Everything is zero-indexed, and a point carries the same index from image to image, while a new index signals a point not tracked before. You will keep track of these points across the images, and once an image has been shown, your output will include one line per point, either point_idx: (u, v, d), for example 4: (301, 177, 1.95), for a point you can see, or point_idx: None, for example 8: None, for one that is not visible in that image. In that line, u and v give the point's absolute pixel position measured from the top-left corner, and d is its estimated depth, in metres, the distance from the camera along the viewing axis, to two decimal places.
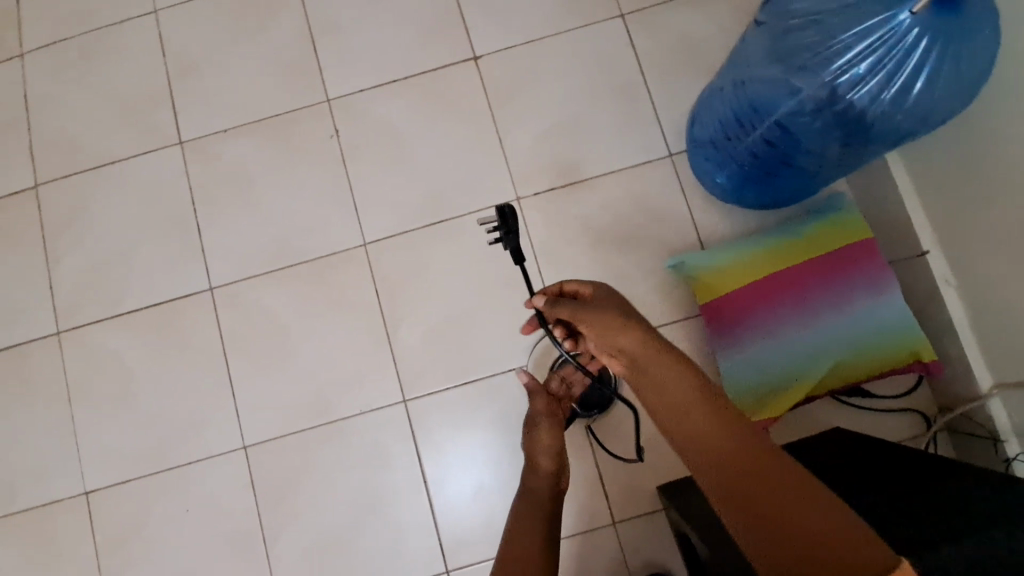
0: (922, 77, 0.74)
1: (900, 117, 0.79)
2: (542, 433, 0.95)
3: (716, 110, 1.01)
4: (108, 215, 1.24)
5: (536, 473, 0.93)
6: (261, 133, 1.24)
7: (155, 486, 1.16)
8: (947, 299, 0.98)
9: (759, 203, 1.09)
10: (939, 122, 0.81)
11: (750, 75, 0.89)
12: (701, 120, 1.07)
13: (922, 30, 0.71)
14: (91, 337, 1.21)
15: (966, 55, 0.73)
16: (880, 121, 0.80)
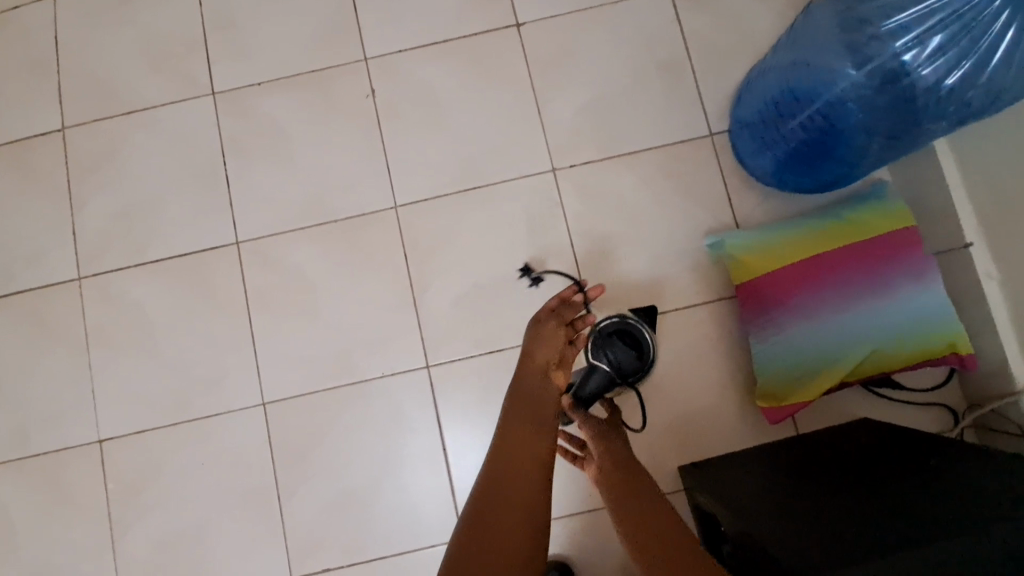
0: (997, 54, 0.75)
1: (968, 96, 0.80)
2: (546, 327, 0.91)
3: (771, 86, 1.02)
4: (137, 163, 1.22)
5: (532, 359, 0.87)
6: (296, 89, 1.22)
7: (172, 437, 1.15)
8: (988, 292, 0.97)
9: (808, 188, 1.09)
10: (1009, 103, 0.81)
11: (814, 46, 0.91)
12: (750, 97, 1.08)
13: (1002, 4, 0.71)
14: (113, 284, 1.20)
15: None
16: (947, 98, 0.81)
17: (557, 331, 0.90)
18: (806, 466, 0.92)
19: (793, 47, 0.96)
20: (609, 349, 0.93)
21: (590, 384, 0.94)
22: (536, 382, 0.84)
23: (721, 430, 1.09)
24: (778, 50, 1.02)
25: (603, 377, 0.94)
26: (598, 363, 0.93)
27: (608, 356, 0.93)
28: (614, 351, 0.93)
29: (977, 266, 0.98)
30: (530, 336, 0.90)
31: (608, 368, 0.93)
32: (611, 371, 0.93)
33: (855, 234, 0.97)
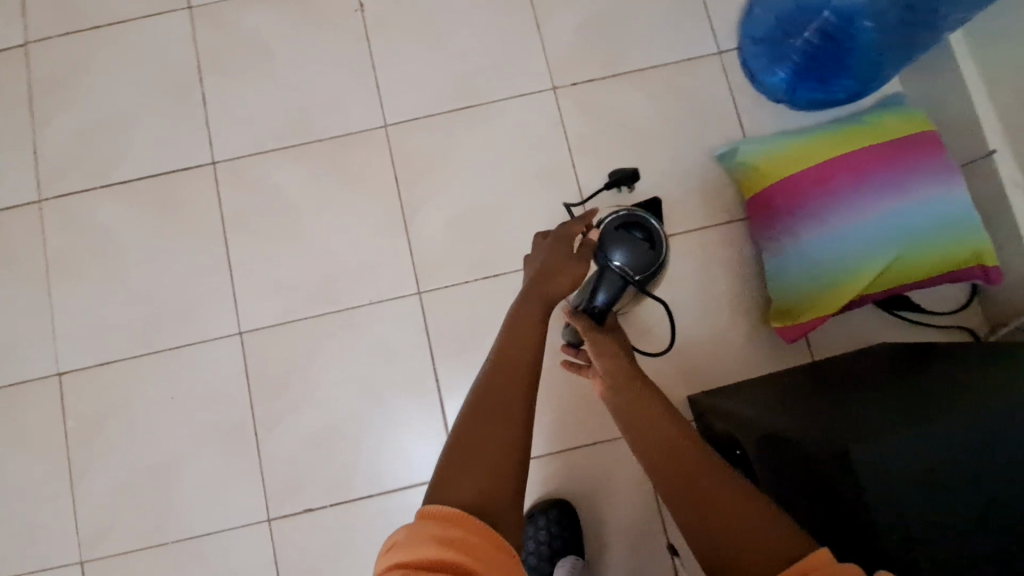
0: None
1: None
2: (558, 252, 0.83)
3: (780, 0, 1.00)
4: (105, 78, 1.13)
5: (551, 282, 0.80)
6: (281, 2, 1.14)
7: (140, 370, 1.06)
8: (1014, 203, 0.92)
9: (827, 104, 1.04)
10: None
11: None
12: (758, 12, 1.04)
13: None
14: (76, 207, 1.10)
15: None
16: None
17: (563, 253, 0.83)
18: (826, 380, 0.86)
19: None
20: (619, 247, 0.84)
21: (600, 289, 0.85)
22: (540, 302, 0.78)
23: (731, 357, 1.03)
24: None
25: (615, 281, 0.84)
26: (609, 265, 0.84)
27: (619, 255, 0.84)
28: (625, 250, 0.83)
29: (1002, 176, 0.93)
30: (541, 262, 0.83)
31: (621, 269, 0.84)
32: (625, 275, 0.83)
33: (876, 136, 0.92)
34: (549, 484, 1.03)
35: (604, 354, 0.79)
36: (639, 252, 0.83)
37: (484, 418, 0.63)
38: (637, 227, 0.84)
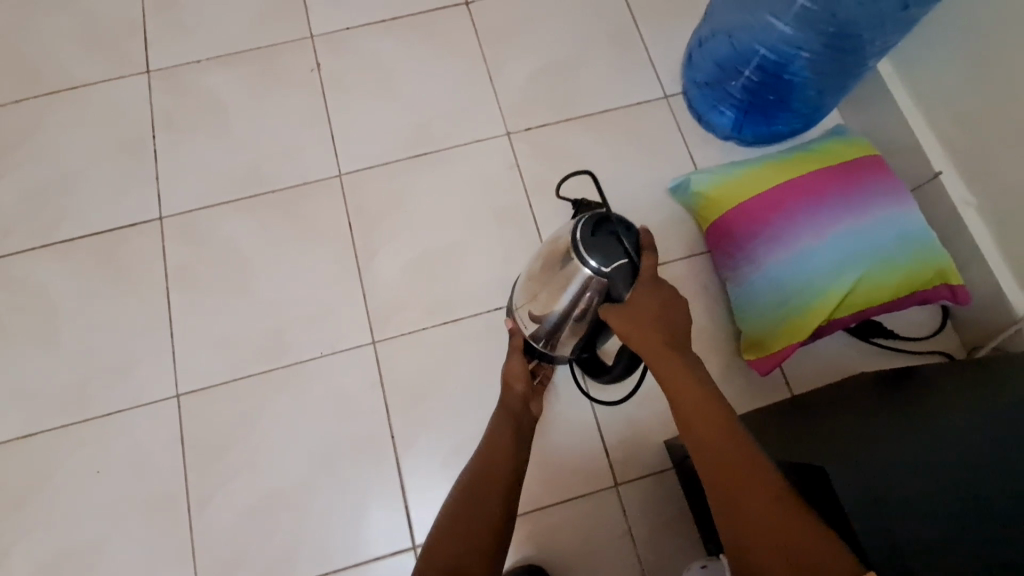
0: None
1: None
2: (514, 360, 0.83)
3: (709, 57, 1.05)
4: (55, 140, 1.13)
5: (511, 393, 0.81)
6: (239, 64, 1.17)
7: (64, 441, 0.97)
8: (968, 219, 0.92)
9: (778, 135, 1.09)
10: None
11: (732, 18, 0.98)
12: (692, 68, 1.10)
13: None
14: (10, 269, 1.05)
15: None
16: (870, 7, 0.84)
17: (519, 364, 0.83)
18: (796, 411, 0.81)
19: (712, 22, 1.03)
20: (612, 243, 0.67)
21: (620, 288, 0.68)
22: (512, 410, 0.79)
23: None
24: (711, 13, 1.03)
25: (629, 272, 0.67)
26: (610, 266, 0.66)
27: (615, 250, 0.67)
28: (621, 234, 0.67)
29: (952, 195, 0.93)
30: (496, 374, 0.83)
31: (627, 259, 0.67)
32: (632, 260, 0.67)
33: (817, 162, 0.94)
34: (522, 550, 0.93)
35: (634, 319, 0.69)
36: (632, 233, 0.68)
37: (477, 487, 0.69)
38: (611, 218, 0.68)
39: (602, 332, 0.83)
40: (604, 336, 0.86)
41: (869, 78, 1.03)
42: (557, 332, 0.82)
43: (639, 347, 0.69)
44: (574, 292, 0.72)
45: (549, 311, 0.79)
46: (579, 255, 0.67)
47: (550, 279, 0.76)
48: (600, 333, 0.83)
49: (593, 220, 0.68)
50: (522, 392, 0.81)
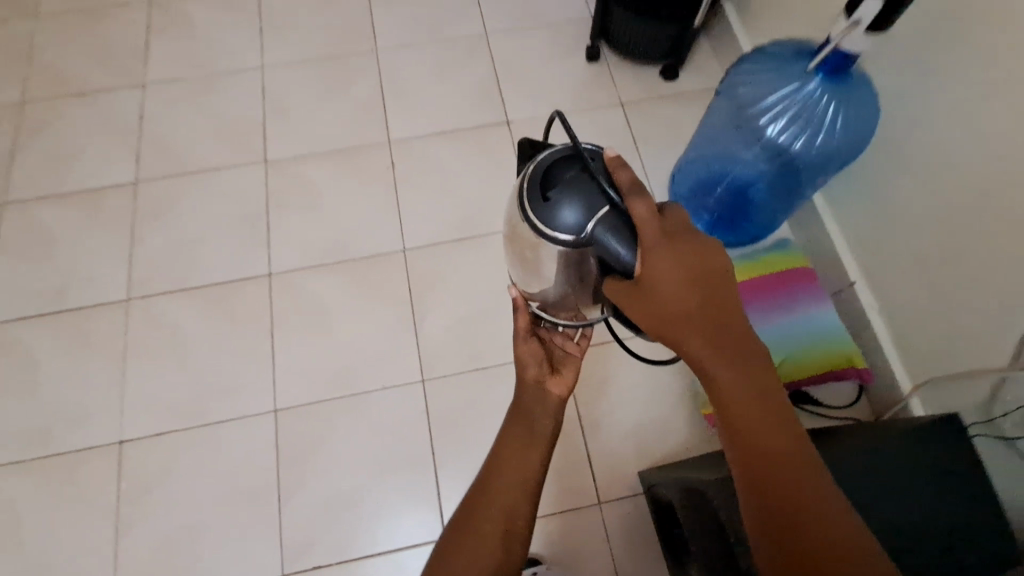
0: (818, 133, 1.13)
1: (818, 156, 1.17)
2: (524, 346, 0.87)
3: (691, 175, 1.38)
4: (193, 208, 1.50)
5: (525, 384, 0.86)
6: (334, 160, 1.56)
7: (187, 439, 1.29)
8: (873, 318, 1.23)
9: (739, 241, 1.40)
10: (844, 161, 1.17)
11: (713, 146, 1.32)
12: (676, 181, 1.42)
13: (812, 99, 1.10)
14: (154, 305, 1.40)
15: (850, 113, 1.09)
16: (805, 162, 1.19)
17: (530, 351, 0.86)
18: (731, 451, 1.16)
19: (698, 148, 1.36)
20: (583, 196, 0.64)
21: (614, 247, 0.62)
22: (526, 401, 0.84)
23: (672, 438, 1.29)
24: (693, 143, 1.37)
25: (621, 223, 0.62)
26: (593, 224, 0.63)
27: (593, 204, 0.64)
28: (593, 186, 0.64)
29: (862, 299, 1.24)
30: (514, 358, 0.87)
31: (611, 208, 0.63)
32: (614, 207, 0.63)
33: (759, 270, 1.32)
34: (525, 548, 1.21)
35: (666, 304, 0.60)
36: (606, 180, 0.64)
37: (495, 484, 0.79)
38: (574, 174, 0.66)
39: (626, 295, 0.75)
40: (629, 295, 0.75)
41: (807, 204, 1.37)
42: (565, 302, 0.80)
43: (669, 333, 0.62)
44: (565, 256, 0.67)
45: (547, 283, 0.76)
46: (546, 226, 0.65)
47: (530, 252, 0.72)
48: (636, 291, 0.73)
49: (552, 183, 0.67)
50: (535, 376, 0.86)
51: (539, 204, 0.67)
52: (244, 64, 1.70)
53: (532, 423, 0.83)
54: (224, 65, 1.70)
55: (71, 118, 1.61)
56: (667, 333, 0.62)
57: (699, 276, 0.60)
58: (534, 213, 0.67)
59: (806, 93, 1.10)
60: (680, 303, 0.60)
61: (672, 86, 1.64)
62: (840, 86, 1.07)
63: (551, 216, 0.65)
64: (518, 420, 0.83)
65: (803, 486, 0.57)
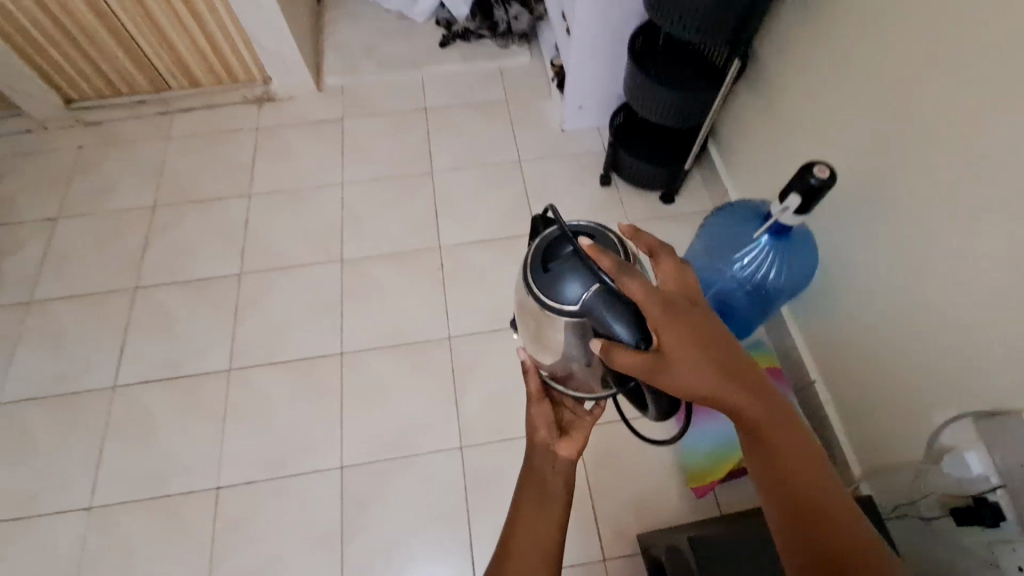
0: (777, 270, 1.38)
1: (777, 285, 1.42)
2: (537, 411, 1.17)
3: None
4: (283, 296, 1.88)
5: (540, 441, 1.15)
6: (395, 260, 1.95)
7: (270, 488, 1.59)
8: (829, 411, 1.51)
9: None
10: (796, 286, 1.43)
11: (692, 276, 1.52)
12: None
13: (771, 247, 1.34)
14: (250, 376, 1.75)
15: (799, 253, 1.36)
16: (769, 289, 1.43)
17: (544, 414, 1.17)
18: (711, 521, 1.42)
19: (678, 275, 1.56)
20: (578, 278, 0.82)
21: (603, 315, 0.77)
22: (542, 454, 1.14)
23: (666, 506, 1.56)
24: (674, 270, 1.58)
25: (610, 297, 0.77)
26: (587, 299, 0.79)
27: (586, 283, 0.80)
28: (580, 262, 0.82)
29: (820, 395, 1.53)
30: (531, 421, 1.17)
31: (601, 285, 0.78)
32: (603, 284, 0.78)
33: None
34: None
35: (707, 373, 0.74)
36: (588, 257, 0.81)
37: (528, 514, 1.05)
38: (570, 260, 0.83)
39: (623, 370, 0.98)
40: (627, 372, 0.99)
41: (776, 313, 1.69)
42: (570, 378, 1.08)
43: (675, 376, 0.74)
44: (566, 336, 0.90)
45: (554, 356, 0.99)
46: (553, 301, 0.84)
47: (541, 333, 0.95)
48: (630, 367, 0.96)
49: (554, 267, 0.85)
50: (544, 439, 1.15)
51: (548, 281, 0.85)
52: (327, 180, 2.14)
53: (547, 469, 1.11)
54: (311, 180, 2.14)
55: (191, 220, 2.04)
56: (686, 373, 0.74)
57: (727, 345, 0.77)
58: (546, 289, 0.85)
59: (765, 243, 1.33)
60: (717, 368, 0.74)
61: (670, 207, 2.02)
62: (790, 237, 1.32)
63: (556, 292, 0.84)
64: (538, 470, 1.11)
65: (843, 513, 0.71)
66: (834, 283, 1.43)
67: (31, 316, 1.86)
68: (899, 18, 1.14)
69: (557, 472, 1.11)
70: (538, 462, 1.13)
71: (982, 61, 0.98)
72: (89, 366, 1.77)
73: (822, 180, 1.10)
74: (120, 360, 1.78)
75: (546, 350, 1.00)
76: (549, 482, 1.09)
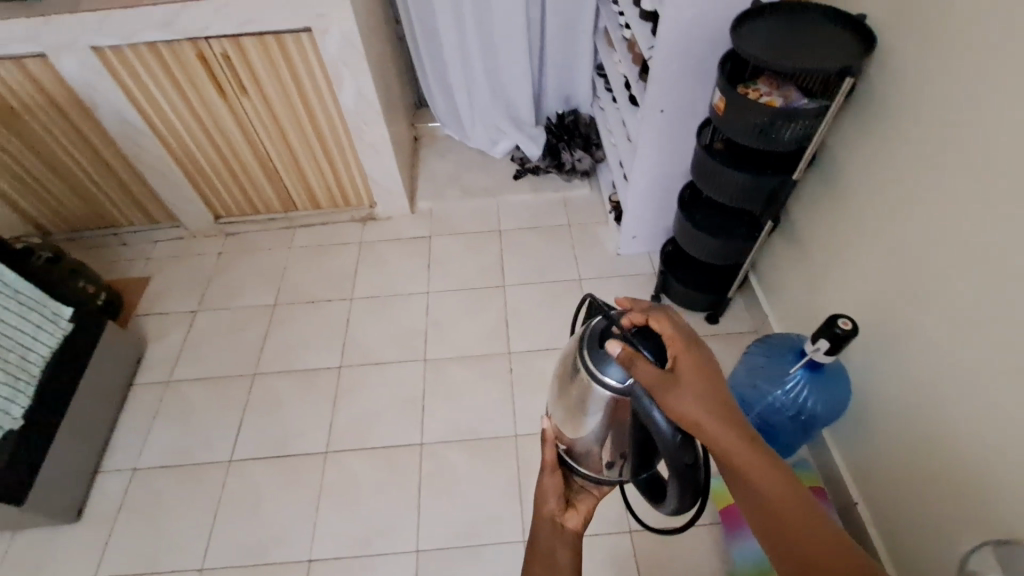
0: (813, 401, 1.58)
1: (814, 414, 1.61)
2: (547, 481, 1.28)
3: None
4: (374, 389, 2.19)
5: (549, 512, 1.26)
6: (470, 362, 2.25)
7: (355, 565, 1.80)
8: (872, 536, 1.62)
9: None
10: (832, 417, 1.61)
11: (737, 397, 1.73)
12: None
13: (806, 379, 1.56)
14: (343, 459, 2.02)
15: (832, 387, 1.57)
16: (807, 417, 1.62)
17: (554, 486, 1.28)
18: None
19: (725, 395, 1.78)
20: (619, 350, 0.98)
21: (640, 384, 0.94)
22: (550, 525, 1.25)
23: None
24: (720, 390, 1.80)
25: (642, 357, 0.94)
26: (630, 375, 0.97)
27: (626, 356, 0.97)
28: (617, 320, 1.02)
29: (862, 519, 1.65)
30: (541, 489, 1.28)
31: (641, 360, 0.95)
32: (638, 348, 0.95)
33: None
34: None
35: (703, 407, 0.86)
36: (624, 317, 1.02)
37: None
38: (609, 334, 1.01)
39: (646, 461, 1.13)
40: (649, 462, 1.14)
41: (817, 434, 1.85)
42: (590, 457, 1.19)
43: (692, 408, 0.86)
44: (600, 409, 1.03)
45: (583, 432, 1.13)
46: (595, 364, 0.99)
47: (576, 410, 1.09)
48: (647, 456, 1.11)
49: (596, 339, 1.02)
50: (552, 509, 1.26)
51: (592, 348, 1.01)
52: (415, 288, 2.53)
53: (555, 542, 1.22)
54: (402, 288, 2.53)
55: (303, 318, 2.44)
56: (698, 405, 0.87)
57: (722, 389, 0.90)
58: (591, 355, 1.01)
59: (801, 375, 1.56)
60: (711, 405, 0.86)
61: (714, 326, 2.26)
62: (823, 373, 1.55)
63: (598, 358, 1.00)
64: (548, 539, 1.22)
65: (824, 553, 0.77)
66: (868, 414, 1.61)
67: (168, 394, 2.23)
68: (900, 205, 1.43)
69: (563, 546, 1.20)
70: (546, 532, 1.24)
71: (967, 248, 1.24)
72: (211, 440, 2.09)
73: (844, 331, 1.36)
74: (237, 437, 2.10)
75: (574, 425, 1.13)
76: (560, 554, 1.19)
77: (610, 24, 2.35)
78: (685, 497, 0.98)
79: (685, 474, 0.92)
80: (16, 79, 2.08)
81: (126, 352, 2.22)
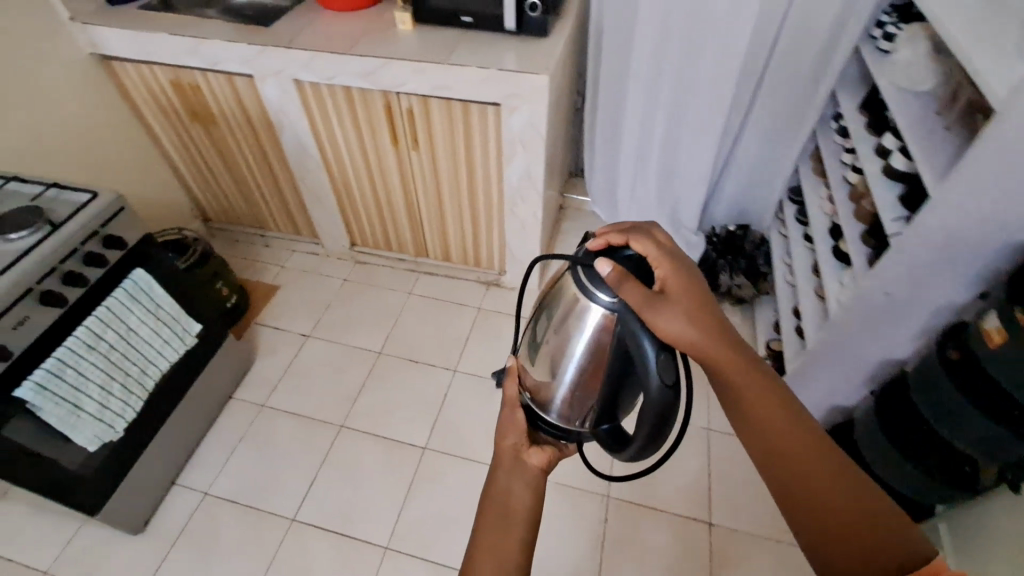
0: None
1: None
2: (514, 416, 1.20)
3: None
4: (452, 488, 2.00)
5: (512, 450, 1.16)
6: (563, 492, 1.97)
7: None
8: None
9: None
10: None
11: None
12: None
13: None
14: (401, 561, 1.83)
15: None
16: None
17: (519, 423, 1.20)
18: None
19: None
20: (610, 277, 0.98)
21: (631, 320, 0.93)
22: (509, 461, 1.13)
23: None
24: None
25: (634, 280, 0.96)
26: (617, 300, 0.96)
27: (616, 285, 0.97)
28: (586, 246, 1.02)
29: None
30: (501, 425, 1.20)
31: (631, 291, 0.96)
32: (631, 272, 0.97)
33: None
34: None
35: (693, 328, 0.91)
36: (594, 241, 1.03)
37: (501, 521, 1.00)
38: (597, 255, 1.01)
39: (616, 405, 1.11)
40: (617, 409, 1.12)
41: None
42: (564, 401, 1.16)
43: (681, 331, 0.90)
44: (583, 336, 1.03)
45: (562, 368, 1.11)
46: (585, 285, 0.99)
47: (557, 333, 1.08)
48: (615, 401, 1.09)
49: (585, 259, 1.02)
50: (513, 446, 1.17)
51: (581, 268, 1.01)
52: None
53: (512, 478, 1.09)
54: None
55: (402, 378, 2.33)
56: (685, 329, 0.91)
57: (708, 301, 0.96)
58: (579, 271, 1.01)
59: None
60: (697, 323, 0.92)
61: None
62: None
63: (587, 279, 0.99)
64: (512, 476, 1.09)
65: (805, 449, 0.93)
66: None
67: (258, 420, 2.20)
68: None
69: (523, 482, 1.08)
70: (506, 468, 1.12)
71: None
72: (282, 487, 2.01)
73: None
74: (306, 493, 2.00)
75: (553, 358, 1.11)
76: (526, 496, 1.05)
77: (828, 157, 2.00)
78: (646, 438, 0.97)
79: (662, 411, 0.92)
80: (223, 90, 2.19)
81: (234, 367, 2.23)
